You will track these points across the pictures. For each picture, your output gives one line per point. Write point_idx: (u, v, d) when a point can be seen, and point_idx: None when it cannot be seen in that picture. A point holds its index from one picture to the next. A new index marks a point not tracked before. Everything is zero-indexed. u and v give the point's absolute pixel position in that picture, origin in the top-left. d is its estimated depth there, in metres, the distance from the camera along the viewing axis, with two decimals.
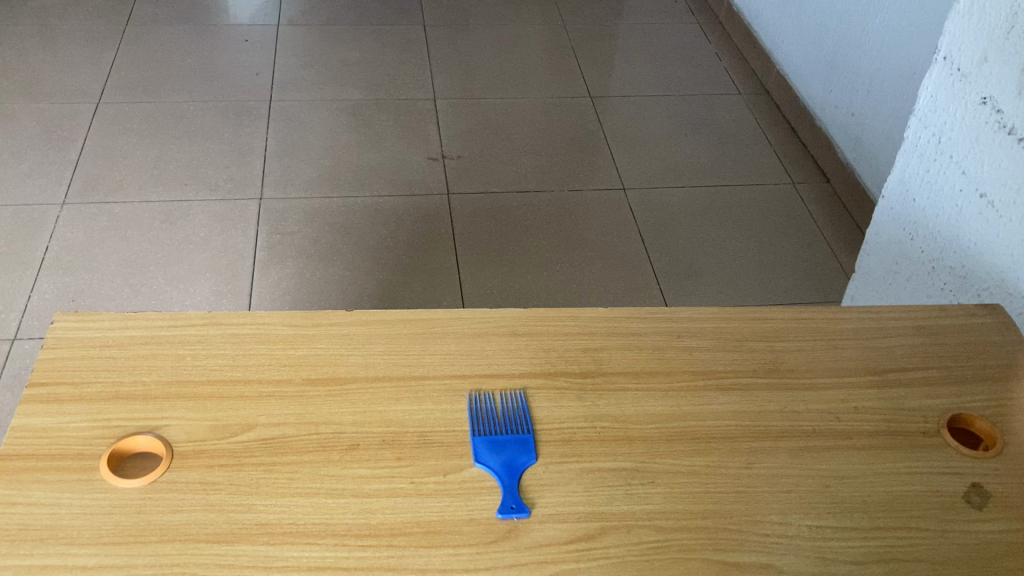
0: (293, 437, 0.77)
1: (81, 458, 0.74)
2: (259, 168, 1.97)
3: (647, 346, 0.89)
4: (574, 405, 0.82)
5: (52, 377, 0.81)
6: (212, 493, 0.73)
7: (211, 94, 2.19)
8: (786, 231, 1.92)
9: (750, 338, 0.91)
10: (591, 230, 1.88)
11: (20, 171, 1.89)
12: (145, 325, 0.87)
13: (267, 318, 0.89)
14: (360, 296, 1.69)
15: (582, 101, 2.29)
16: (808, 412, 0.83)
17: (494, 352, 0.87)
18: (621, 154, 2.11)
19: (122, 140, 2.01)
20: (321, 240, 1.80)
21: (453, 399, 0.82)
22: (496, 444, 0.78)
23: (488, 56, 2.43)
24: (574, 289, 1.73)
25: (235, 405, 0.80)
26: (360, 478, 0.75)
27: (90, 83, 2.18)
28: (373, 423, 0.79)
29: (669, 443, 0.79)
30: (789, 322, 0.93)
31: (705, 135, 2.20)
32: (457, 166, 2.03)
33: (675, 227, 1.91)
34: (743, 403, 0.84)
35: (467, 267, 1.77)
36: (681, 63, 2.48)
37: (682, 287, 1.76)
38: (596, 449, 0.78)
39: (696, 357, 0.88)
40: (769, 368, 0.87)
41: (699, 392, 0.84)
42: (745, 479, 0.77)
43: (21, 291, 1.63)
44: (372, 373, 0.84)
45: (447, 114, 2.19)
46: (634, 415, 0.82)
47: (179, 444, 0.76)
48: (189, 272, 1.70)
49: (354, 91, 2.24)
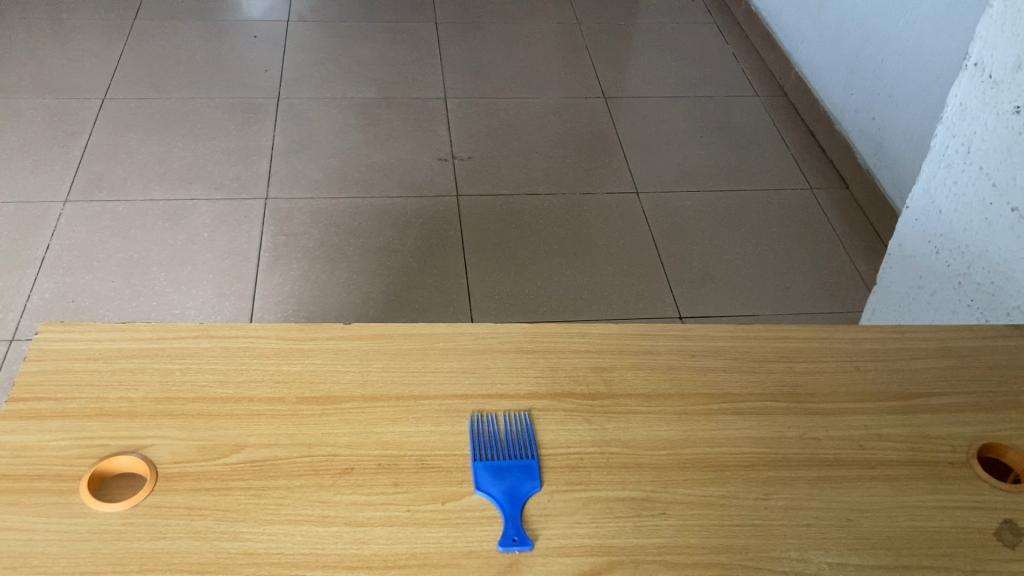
0: (284, 460, 0.73)
1: (59, 479, 0.70)
2: (265, 167, 1.93)
3: (660, 366, 0.84)
4: (582, 428, 0.78)
5: (34, 392, 0.77)
6: (198, 519, 0.69)
7: (218, 90, 2.15)
8: (803, 238, 1.87)
9: (768, 358, 0.86)
10: (603, 235, 1.83)
11: (23, 167, 1.86)
12: (134, 337, 0.83)
13: (261, 331, 0.85)
14: (364, 299, 1.65)
15: (595, 101, 2.24)
16: (829, 440, 0.79)
17: (497, 370, 0.83)
18: (635, 157, 2.06)
19: (127, 137, 1.98)
20: (327, 241, 1.76)
21: (454, 420, 0.78)
22: (498, 470, 0.74)
23: (501, 55, 2.39)
24: (584, 295, 1.69)
25: (224, 423, 0.76)
26: (354, 505, 0.70)
27: (96, 78, 2.15)
28: (369, 446, 0.75)
29: (682, 471, 0.75)
30: (809, 342, 0.89)
31: (721, 138, 2.15)
32: (467, 166, 1.99)
33: (690, 232, 1.86)
34: (760, 429, 0.79)
35: (475, 272, 1.72)
36: (697, 64, 2.43)
37: (696, 294, 1.71)
38: (604, 477, 0.74)
39: (711, 379, 0.83)
40: (788, 392, 0.83)
41: (715, 416, 0.80)
42: (762, 511, 0.72)
43: (21, 291, 1.60)
44: (369, 392, 0.80)
45: (457, 114, 2.15)
46: (645, 440, 0.77)
47: (164, 466, 0.72)
48: (192, 273, 1.66)
49: (364, 90, 2.21)
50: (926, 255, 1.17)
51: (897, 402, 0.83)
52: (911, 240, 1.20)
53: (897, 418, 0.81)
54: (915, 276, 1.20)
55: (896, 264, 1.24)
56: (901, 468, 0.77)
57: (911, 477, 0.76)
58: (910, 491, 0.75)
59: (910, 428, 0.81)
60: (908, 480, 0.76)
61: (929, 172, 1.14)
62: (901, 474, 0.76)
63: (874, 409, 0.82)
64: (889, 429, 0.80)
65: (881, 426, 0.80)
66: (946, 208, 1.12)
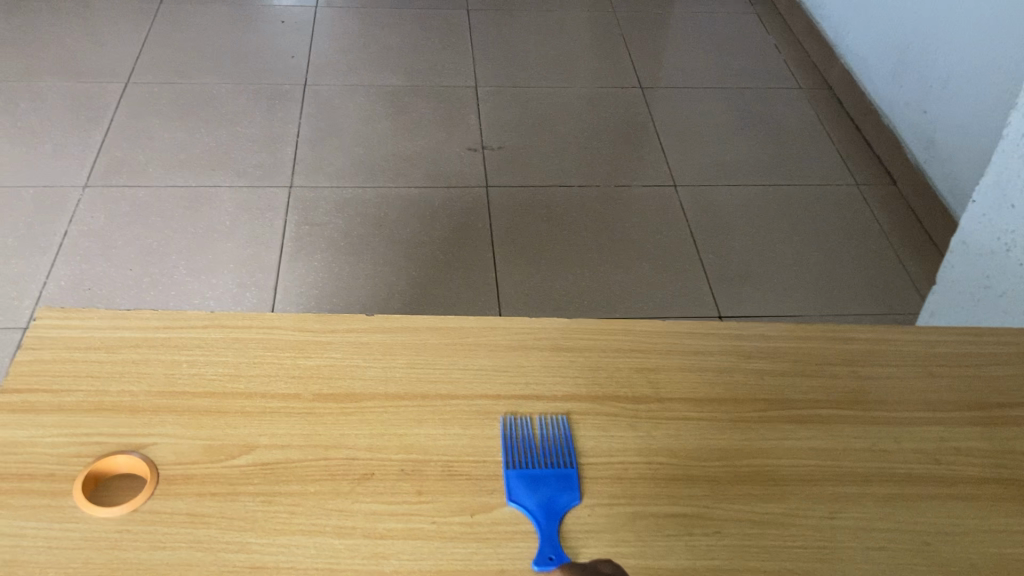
0: (298, 463, 0.67)
1: (51, 480, 0.64)
2: (290, 154, 1.87)
3: (712, 368, 0.77)
4: (626, 435, 0.71)
5: (30, 383, 0.71)
6: (200, 527, 0.62)
7: (243, 76, 2.09)
8: (850, 236, 1.78)
9: (831, 361, 0.78)
10: (638, 230, 1.75)
11: (43, 151, 1.82)
12: (138, 325, 0.77)
13: (277, 321, 0.78)
14: (389, 293, 1.58)
15: (630, 92, 2.16)
16: (901, 453, 0.71)
17: (533, 368, 0.76)
18: (672, 150, 1.98)
19: (149, 122, 1.92)
20: (352, 232, 1.69)
21: (484, 423, 0.71)
22: (533, 480, 0.67)
23: (534, 43, 2.32)
24: (618, 291, 1.61)
25: (234, 422, 0.69)
26: (374, 515, 0.63)
27: (120, 62, 2.10)
28: (391, 449, 0.68)
29: (737, 485, 0.68)
30: (876, 344, 0.80)
31: (762, 130, 2.06)
32: (498, 157, 1.92)
33: (730, 228, 1.77)
34: (824, 439, 0.71)
35: (504, 265, 1.65)
36: (737, 55, 2.34)
37: (736, 293, 1.63)
38: (651, 490, 0.67)
39: (768, 383, 0.76)
40: (854, 399, 0.75)
41: (773, 424, 0.72)
42: (828, 532, 0.65)
43: (36, 278, 1.54)
44: (392, 391, 0.73)
45: (488, 104, 2.07)
46: (696, 449, 0.70)
47: (167, 467, 0.66)
48: (211, 262, 1.60)
49: (392, 78, 2.14)
50: (996, 254, 1.09)
51: (975, 413, 0.75)
52: (979, 237, 1.12)
53: (975, 430, 0.73)
54: (982, 276, 1.12)
55: (961, 262, 1.15)
56: (983, 487, 0.69)
57: (994, 496, 0.68)
58: (995, 514, 0.67)
59: (991, 442, 0.72)
60: (992, 501, 0.68)
61: (1002, 163, 1.06)
62: (983, 493, 0.68)
63: (949, 419, 0.74)
64: (968, 442, 0.72)
65: (959, 438, 0.72)
66: (1019, 202, 1.04)
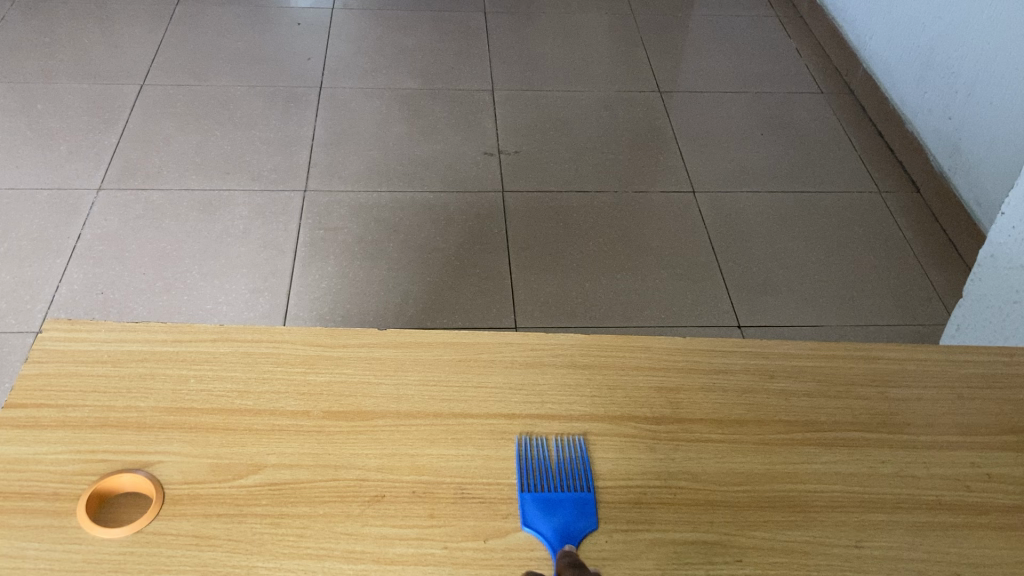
0: (307, 484, 0.65)
1: (54, 499, 0.63)
2: (305, 158, 1.86)
3: (734, 388, 0.74)
4: (645, 458, 0.68)
5: (35, 398, 0.69)
6: (206, 550, 0.60)
7: (259, 79, 2.08)
8: (872, 245, 1.75)
9: (857, 382, 0.76)
10: (656, 237, 1.73)
11: (58, 154, 1.81)
12: (146, 339, 0.75)
13: (288, 335, 0.77)
14: (404, 300, 1.56)
15: (648, 96, 2.14)
16: (931, 479, 0.68)
17: (549, 387, 0.74)
18: (690, 155, 1.95)
19: (164, 124, 1.92)
20: (367, 237, 1.68)
21: (498, 444, 0.69)
22: (548, 504, 0.64)
23: (552, 47, 2.29)
24: (635, 300, 1.58)
25: (242, 440, 0.68)
26: (385, 539, 0.61)
27: (135, 64, 2.10)
28: (403, 470, 0.66)
29: (760, 511, 0.65)
30: (904, 363, 0.78)
31: (782, 136, 2.03)
32: (514, 161, 1.90)
33: (749, 236, 1.74)
34: (852, 464, 0.69)
35: (520, 272, 1.63)
36: (756, 59, 2.31)
37: (755, 302, 1.60)
38: (670, 516, 0.64)
39: (793, 404, 0.73)
40: (882, 422, 0.72)
41: (797, 448, 0.70)
42: (854, 562, 0.62)
43: (50, 281, 1.53)
44: (403, 409, 0.71)
45: (505, 108, 2.05)
46: (717, 472, 0.68)
47: (172, 487, 0.64)
48: (225, 266, 1.59)
49: (408, 80, 2.12)
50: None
51: (1007, 437, 0.72)
52: (1007, 250, 1.09)
53: (1007, 455, 0.71)
54: (1011, 290, 1.09)
55: (989, 275, 1.13)
56: (1016, 515, 0.66)
57: None
58: None
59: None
60: None
61: None
62: (1017, 522, 0.66)
63: (981, 444, 0.71)
64: (1001, 468, 0.70)
65: (990, 464, 0.70)
66: None
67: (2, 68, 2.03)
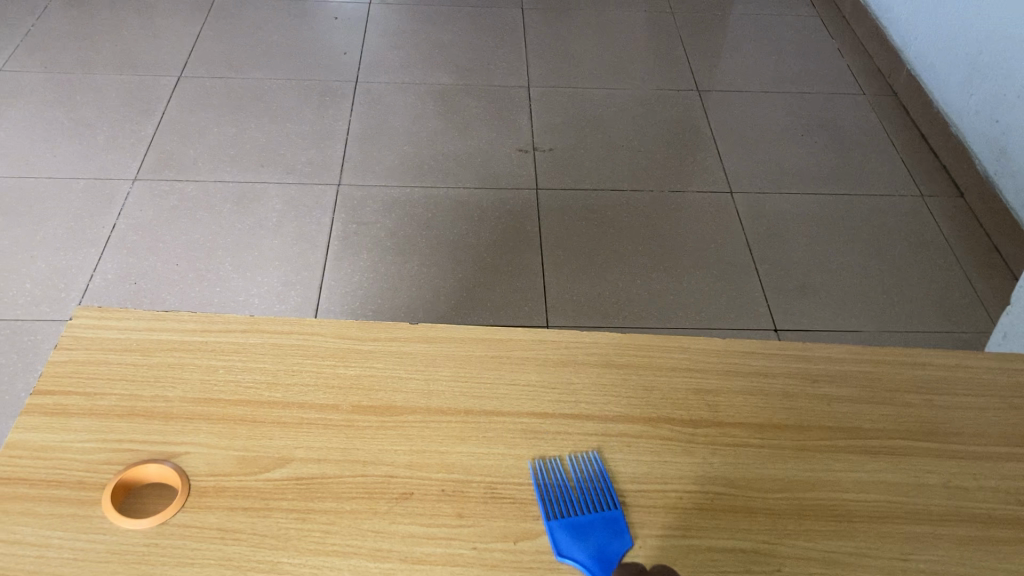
0: (335, 479, 0.63)
1: (80, 488, 0.62)
2: (339, 152, 1.85)
3: (775, 392, 0.72)
4: (681, 462, 0.66)
5: (63, 384, 0.69)
6: (230, 544, 0.59)
7: (295, 72, 2.08)
8: (914, 249, 1.70)
9: (903, 388, 0.73)
10: (692, 237, 1.70)
11: (95, 144, 1.82)
12: (174, 328, 0.74)
13: (318, 327, 0.76)
14: (435, 296, 1.55)
15: (685, 94, 2.11)
16: (980, 491, 0.66)
17: (582, 386, 0.72)
18: (728, 155, 1.92)
19: (200, 116, 1.92)
20: (399, 232, 1.67)
21: (530, 443, 0.67)
22: (578, 529, 0.61)
23: (588, 43, 2.27)
24: (670, 300, 1.56)
25: (268, 432, 0.66)
26: (412, 538, 0.60)
27: (173, 56, 2.11)
28: (432, 468, 0.65)
29: (801, 520, 0.63)
30: (951, 370, 0.75)
31: (822, 137, 2.00)
32: (549, 159, 1.88)
33: (787, 239, 1.71)
34: (897, 473, 0.66)
35: (552, 270, 1.61)
36: (797, 58, 2.27)
37: (793, 306, 1.57)
38: (707, 523, 0.62)
39: (836, 410, 0.71)
40: (929, 430, 0.70)
41: (840, 454, 0.67)
42: None
43: (84, 270, 1.54)
44: (434, 405, 0.69)
45: (540, 105, 2.03)
46: (756, 479, 0.65)
47: (198, 478, 0.63)
48: (257, 259, 1.59)
49: (443, 75, 2.11)
50: None
51: None
52: None
53: None
54: None
55: None
56: None
57: None
58: None
59: None
60: None
61: None
62: None
63: None
64: None
65: None
66: None
67: (43, 59, 2.05)
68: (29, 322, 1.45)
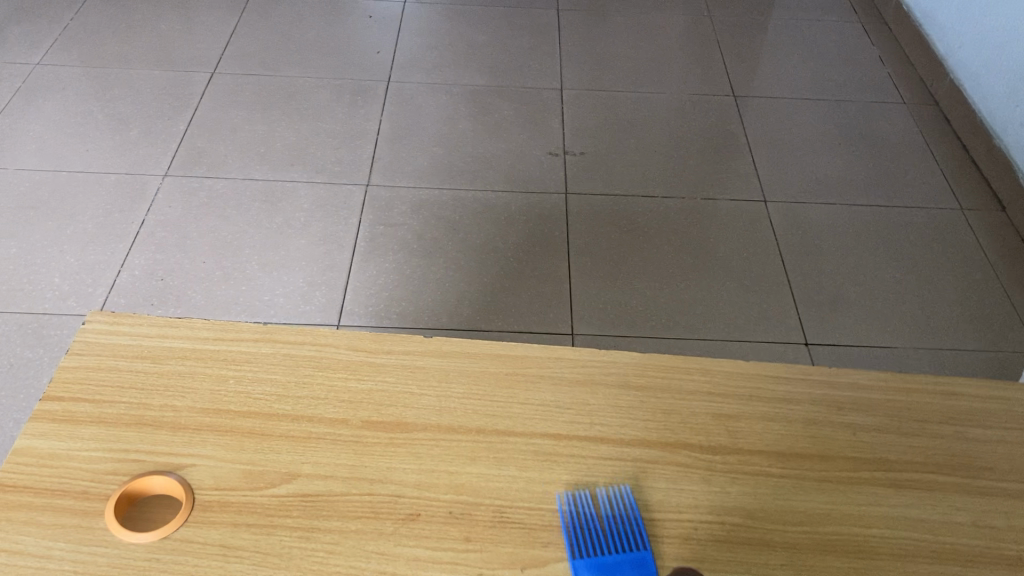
0: (341, 497, 0.62)
1: (83, 498, 0.61)
2: (368, 152, 1.84)
3: (799, 419, 0.69)
4: (698, 490, 0.64)
5: (73, 391, 0.68)
6: (233, 562, 0.58)
7: (328, 70, 2.08)
8: (951, 265, 1.66)
9: (933, 419, 0.70)
10: (723, 246, 1.67)
11: (129, 138, 1.83)
12: (187, 336, 0.73)
13: (332, 338, 0.74)
14: (459, 299, 1.53)
15: (720, 99, 2.07)
16: (1012, 531, 0.63)
17: (598, 407, 0.70)
18: (761, 163, 1.89)
19: (232, 113, 1.92)
20: (425, 234, 1.65)
21: (542, 466, 0.65)
22: (606, 570, 0.58)
23: (623, 46, 2.24)
24: (697, 311, 1.53)
25: (277, 447, 0.65)
26: (417, 561, 0.58)
27: (208, 51, 2.11)
28: (441, 488, 0.63)
29: (819, 556, 0.60)
30: (984, 401, 0.72)
31: (860, 146, 1.95)
32: (580, 162, 1.86)
33: (820, 250, 1.67)
34: (925, 509, 0.64)
35: (579, 277, 1.59)
36: (836, 65, 2.23)
37: (824, 321, 1.53)
38: (723, 556, 0.60)
39: (863, 440, 0.68)
40: (959, 464, 0.67)
41: (865, 487, 0.65)
42: None
43: (112, 265, 1.54)
44: (445, 422, 0.68)
45: (574, 108, 2.01)
46: (775, 511, 0.63)
47: (203, 492, 0.62)
48: (284, 258, 1.58)
49: (476, 76, 2.10)
50: None
51: None
52: None
53: None
54: None
55: None
56: None
57: None
58: None
59: None
60: None
61: None
62: None
63: None
64: None
65: None
66: None
67: (81, 53, 2.07)
68: (56, 316, 1.45)
